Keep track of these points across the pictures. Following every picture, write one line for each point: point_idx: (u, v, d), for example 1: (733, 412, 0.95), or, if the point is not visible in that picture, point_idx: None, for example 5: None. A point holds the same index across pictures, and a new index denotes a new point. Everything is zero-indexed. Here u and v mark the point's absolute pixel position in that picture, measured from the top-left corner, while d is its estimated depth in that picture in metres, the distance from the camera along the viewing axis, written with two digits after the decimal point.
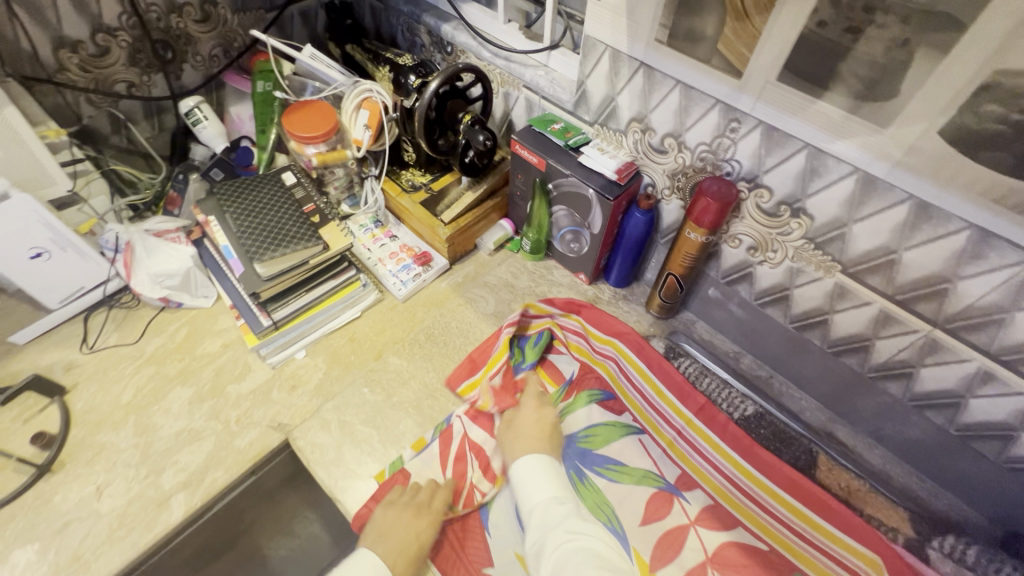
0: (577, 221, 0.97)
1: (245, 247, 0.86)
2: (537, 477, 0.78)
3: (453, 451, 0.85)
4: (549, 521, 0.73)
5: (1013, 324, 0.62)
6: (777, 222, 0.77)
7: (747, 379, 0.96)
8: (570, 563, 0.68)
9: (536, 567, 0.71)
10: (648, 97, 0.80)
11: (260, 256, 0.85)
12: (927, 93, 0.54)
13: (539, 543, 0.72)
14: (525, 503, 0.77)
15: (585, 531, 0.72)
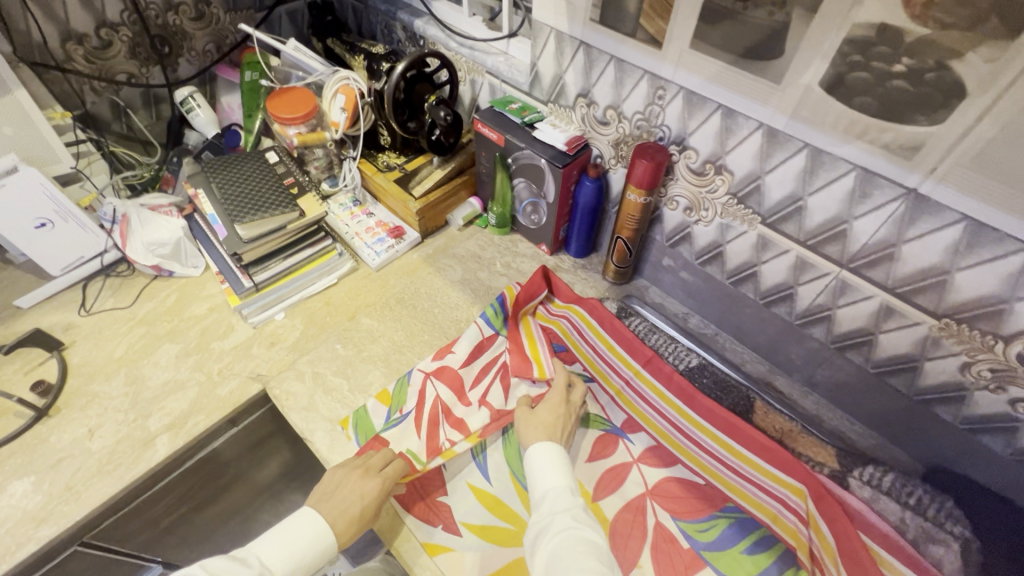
0: (535, 192, 1.05)
1: (228, 211, 0.95)
2: (551, 464, 0.79)
3: (426, 413, 0.90)
4: (556, 508, 0.73)
5: (901, 257, 0.69)
6: (704, 180, 0.85)
7: (693, 335, 1.03)
8: (569, 551, 0.67)
9: (536, 551, 0.71)
10: (589, 73, 0.89)
11: (241, 219, 0.94)
12: (806, 49, 0.63)
13: (543, 529, 0.72)
14: (536, 489, 0.77)
15: (587, 523, 0.72)
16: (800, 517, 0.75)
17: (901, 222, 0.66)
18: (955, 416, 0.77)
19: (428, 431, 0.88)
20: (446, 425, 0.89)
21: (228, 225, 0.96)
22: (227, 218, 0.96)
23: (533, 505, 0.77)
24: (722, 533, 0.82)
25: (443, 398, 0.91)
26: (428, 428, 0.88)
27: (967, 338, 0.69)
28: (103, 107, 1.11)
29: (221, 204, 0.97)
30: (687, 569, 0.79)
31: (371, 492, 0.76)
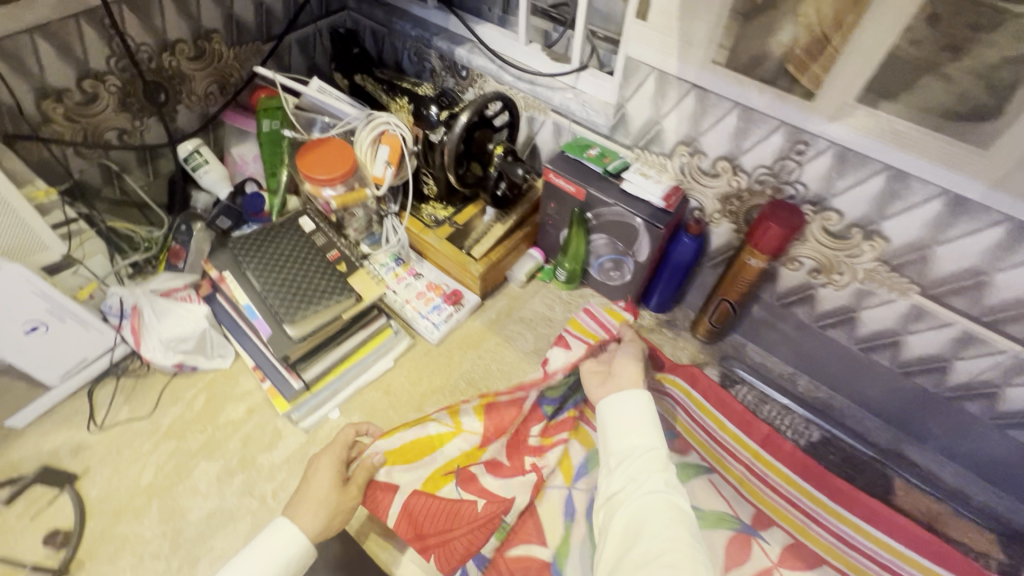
0: (620, 249, 0.91)
1: (275, 311, 0.79)
2: (636, 423, 0.68)
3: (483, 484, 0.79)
4: (635, 465, 0.64)
5: None
6: (845, 244, 0.73)
7: (806, 402, 0.91)
8: (650, 513, 0.59)
9: (610, 506, 0.63)
10: (699, 120, 0.76)
11: (295, 317, 0.78)
12: None
13: (620, 485, 0.64)
14: (616, 443, 0.68)
15: (675, 489, 0.62)
16: None
17: None
18: None
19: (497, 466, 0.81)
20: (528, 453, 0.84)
21: (274, 321, 0.80)
22: (269, 311, 0.80)
23: (611, 457, 0.68)
24: None
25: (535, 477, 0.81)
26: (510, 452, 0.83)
27: None
28: (92, 172, 0.92)
29: (262, 296, 0.80)
30: None
31: (331, 460, 0.73)
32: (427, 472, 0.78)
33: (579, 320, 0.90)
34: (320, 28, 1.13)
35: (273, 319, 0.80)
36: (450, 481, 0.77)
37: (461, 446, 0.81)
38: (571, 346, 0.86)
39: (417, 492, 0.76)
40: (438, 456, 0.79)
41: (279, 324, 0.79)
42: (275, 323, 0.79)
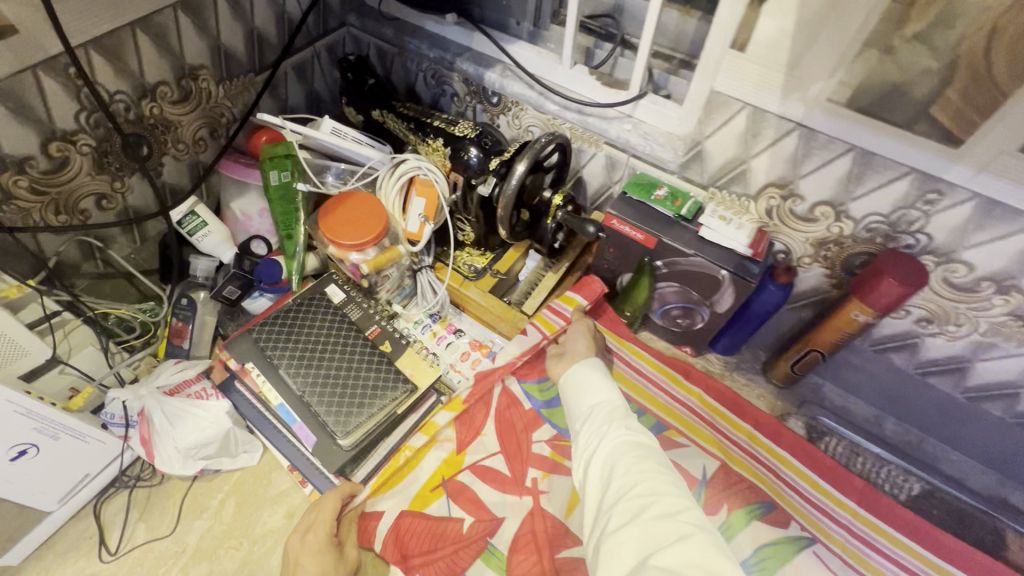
0: (693, 298, 0.82)
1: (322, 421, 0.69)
2: (597, 382, 0.68)
3: (476, 497, 0.79)
4: (603, 417, 0.62)
5: None
6: (972, 298, 0.65)
7: (898, 448, 0.85)
8: (625, 454, 0.56)
9: (581, 462, 0.60)
10: (801, 162, 0.66)
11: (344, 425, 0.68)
12: None
13: (589, 439, 0.61)
14: (581, 406, 0.67)
15: (640, 430, 0.60)
16: None
17: None
18: None
19: (496, 478, 0.81)
20: (531, 463, 0.82)
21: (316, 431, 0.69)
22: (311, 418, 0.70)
23: (576, 421, 0.66)
24: None
25: (531, 499, 0.79)
26: (509, 462, 0.82)
27: None
28: (71, 251, 0.77)
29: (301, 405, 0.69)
30: None
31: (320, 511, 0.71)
32: (415, 488, 0.79)
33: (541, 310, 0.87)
34: (317, 50, 0.97)
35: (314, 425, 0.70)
36: (440, 495, 0.78)
37: (439, 453, 0.81)
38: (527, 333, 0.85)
39: (410, 509, 0.76)
40: (420, 472, 0.80)
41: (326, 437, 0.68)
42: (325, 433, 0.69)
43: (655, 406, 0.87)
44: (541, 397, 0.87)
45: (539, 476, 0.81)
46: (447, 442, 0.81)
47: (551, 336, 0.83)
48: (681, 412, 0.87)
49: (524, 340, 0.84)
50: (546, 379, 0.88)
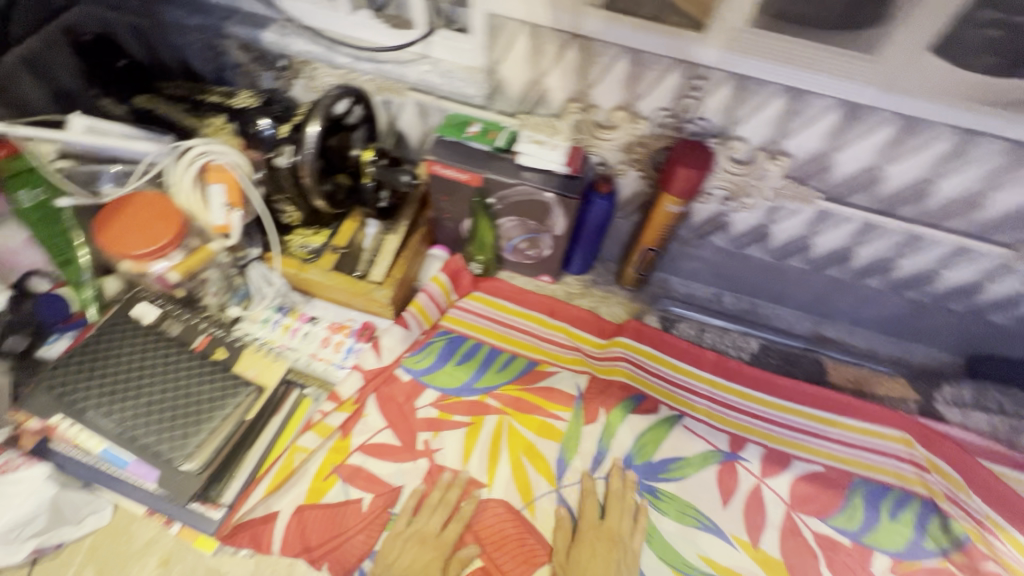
0: (533, 227, 0.83)
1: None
2: None
3: (372, 474, 0.77)
4: None
5: (988, 204, 0.66)
6: (753, 169, 0.72)
7: (736, 316, 0.96)
8: None
9: None
10: (586, 72, 0.68)
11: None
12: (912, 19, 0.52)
13: None
14: None
15: None
16: (920, 466, 0.81)
17: (996, 173, 0.62)
18: (1008, 318, 0.82)
19: (386, 451, 0.79)
20: (418, 427, 0.81)
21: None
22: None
23: None
24: (865, 513, 0.79)
25: (427, 460, 0.79)
26: (397, 431, 0.81)
27: None
28: None
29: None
30: (864, 566, 0.75)
31: (433, 520, 0.73)
32: (308, 482, 0.75)
33: (419, 299, 0.91)
34: None
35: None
36: (336, 482, 0.76)
37: (326, 447, 0.78)
38: (409, 325, 0.88)
39: (305, 504, 0.74)
40: (308, 466, 0.76)
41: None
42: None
43: (525, 348, 0.90)
44: (418, 367, 0.87)
45: (429, 437, 0.81)
46: (332, 432, 0.78)
47: (429, 332, 0.90)
48: (542, 347, 0.90)
49: (408, 335, 0.87)
50: (423, 349, 0.88)
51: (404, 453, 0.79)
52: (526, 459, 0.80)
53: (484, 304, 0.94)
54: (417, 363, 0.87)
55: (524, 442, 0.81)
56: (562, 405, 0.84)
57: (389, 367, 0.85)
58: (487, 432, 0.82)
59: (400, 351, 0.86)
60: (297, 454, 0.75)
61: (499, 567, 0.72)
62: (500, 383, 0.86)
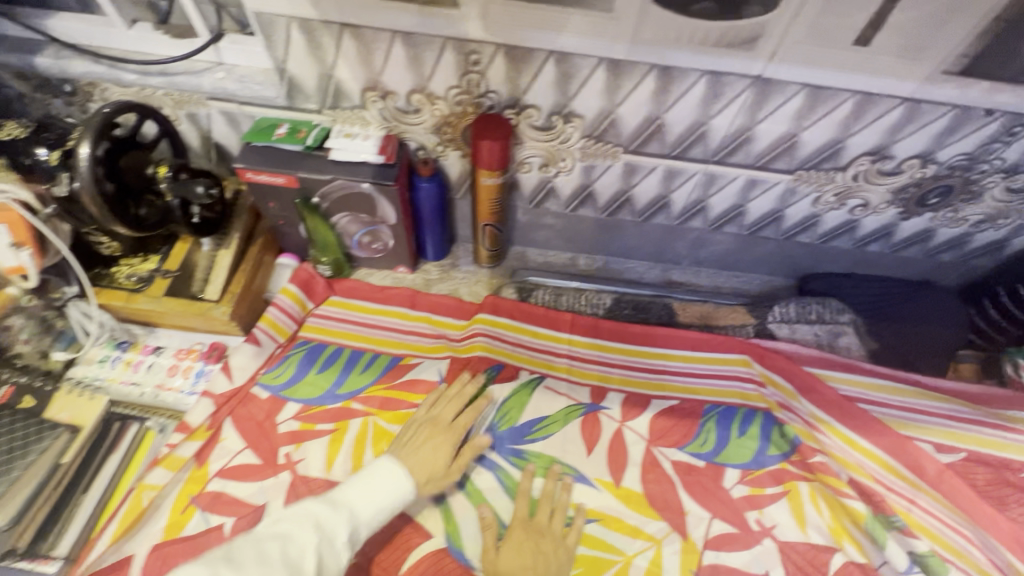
0: (367, 220, 0.84)
1: (275, 555, 0.55)
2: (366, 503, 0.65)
3: (234, 496, 0.75)
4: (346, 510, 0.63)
5: (757, 136, 0.73)
6: (553, 133, 0.76)
7: (590, 276, 1.01)
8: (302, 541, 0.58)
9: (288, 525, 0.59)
10: (370, 59, 0.68)
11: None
12: None
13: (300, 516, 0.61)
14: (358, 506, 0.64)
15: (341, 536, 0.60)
16: (758, 382, 0.88)
17: (752, 107, 0.69)
18: (813, 237, 0.91)
19: (248, 471, 0.77)
20: (280, 442, 0.80)
21: (291, 536, 0.58)
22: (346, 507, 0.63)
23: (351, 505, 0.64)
24: (717, 433, 0.85)
25: (288, 473, 0.77)
26: (258, 450, 0.79)
27: (816, 179, 0.79)
28: None
29: (356, 526, 0.63)
30: (717, 482, 0.81)
31: (446, 409, 0.79)
32: (164, 517, 0.72)
33: (268, 313, 0.89)
34: None
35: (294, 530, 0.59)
36: (194, 512, 0.73)
37: (179, 480, 0.75)
38: (260, 341, 0.86)
39: (161, 541, 0.70)
40: (162, 501, 0.73)
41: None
42: (275, 563, 0.55)
43: (381, 344, 0.91)
44: (276, 383, 0.85)
45: (291, 449, 0.80)
46: (184, 463, 0.76)
47: (286, 344, 0.89)
48: (405, 340, 0.91)
49: (260, 352, 0.86)
50: (281, 363, 0.87)
51: (266, 469, 0.77)
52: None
53: (343, 305, 0.94)
54: (275, 379, 0.85)
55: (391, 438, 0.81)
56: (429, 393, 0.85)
57: (244, 387, 0.83)
58: (352, 436, 0.81)
59: (254, 369, 0.85)
60: (145, 494, 0.73)
61: (375, 560, 0.72)
62: (365, 386, 0.86)
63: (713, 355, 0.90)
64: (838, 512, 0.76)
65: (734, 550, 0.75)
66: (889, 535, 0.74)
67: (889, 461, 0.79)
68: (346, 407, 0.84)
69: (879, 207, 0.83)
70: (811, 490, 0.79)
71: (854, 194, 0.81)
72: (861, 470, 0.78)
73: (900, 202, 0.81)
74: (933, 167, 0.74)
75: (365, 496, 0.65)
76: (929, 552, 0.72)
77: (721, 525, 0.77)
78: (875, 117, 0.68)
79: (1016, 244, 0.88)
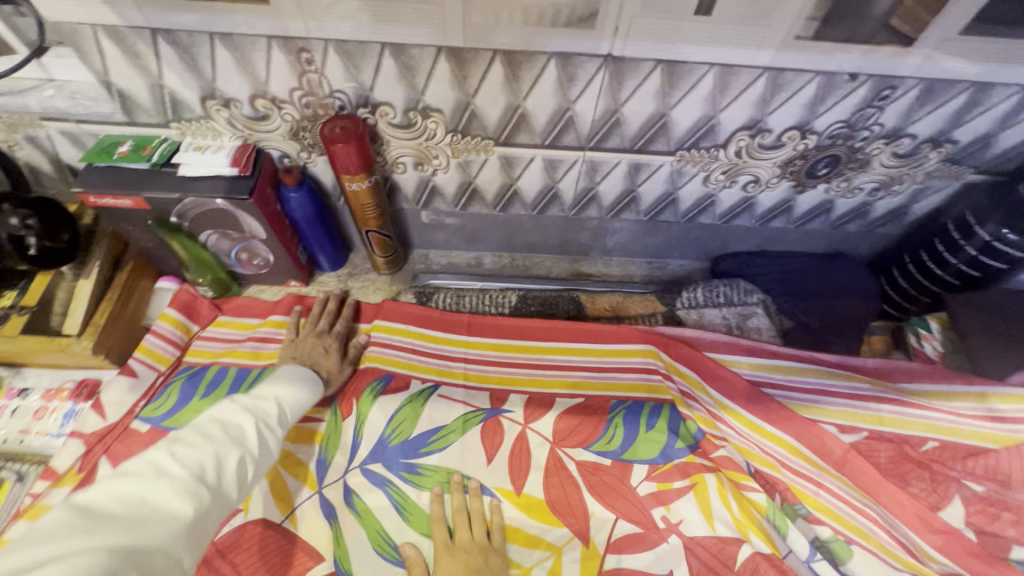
0: (238, 237, 0.79)
1: (217, 433, 0.57)
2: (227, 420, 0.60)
3: None
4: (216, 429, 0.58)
5: (626, 118, 0.69)
6: (416, 130, 0.71)
7: (496, 275, 0.98)
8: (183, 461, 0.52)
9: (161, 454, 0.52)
10: (196, 66, 0.63)
11: (153, 494, 0.49)
12: None
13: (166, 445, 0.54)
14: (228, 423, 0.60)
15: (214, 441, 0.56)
16: (665, 374, 0.86)
17: (611, 88, 0.65)
18: (714, 217, 0.88)
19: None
20: None
21: (226, 419, 0.60)
22: (268, 398, 0.66)
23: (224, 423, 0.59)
24: (625, 429, 0.81)
25: None
26: None
27: (700, 159, 0.75)
28: None
29: (279, 411, 0.66)
30: (625, 481, 0.77)
31: (318, 325, 0.85)
32: None
33: (145, 340, 0.83)
34: None
35: (228, 414, 0.61)
36: None
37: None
38: (137, 371, 0.81)
39: None
40: None
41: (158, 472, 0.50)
42: (219, 440, 0.57)
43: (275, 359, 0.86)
44: (156, 414, 0.78)
45: None
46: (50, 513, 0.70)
47: (168, 372, 0.83)
48: None
49: (137, 383, 0.81)
50: (164, 392, 0.80)
51: None
52: (282, 468, 0.75)
53: (233, 323, 0.89)
54: (156, 408, 0.79)
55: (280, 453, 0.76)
56: (317, 404, 0.80)
57: (122, 422, 0.77)
58: None
59: (131, 402, 0.79)
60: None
61: None
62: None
63: (618, 348, 0.88)
64: (745, 504, 0.74)
65: (637, 551, 0.72)
66: (792, 524, 0.72)
67: (796, 444, 0.76)
68: None
69: (771, 182, 0.79)
70: (719, 483, 0.76)
71: (744, 170, 0.77)
72: (764, 459, 0.76)
73: (790, 175, 0.78)
74: (814, 137, 0.71)
75: (284, 393, 0.68)
76: (833, 536, 0.70)
77: (626, 525, 0.74)
78: (741, 89, 0.65)
79: (917, 210, 0.85)
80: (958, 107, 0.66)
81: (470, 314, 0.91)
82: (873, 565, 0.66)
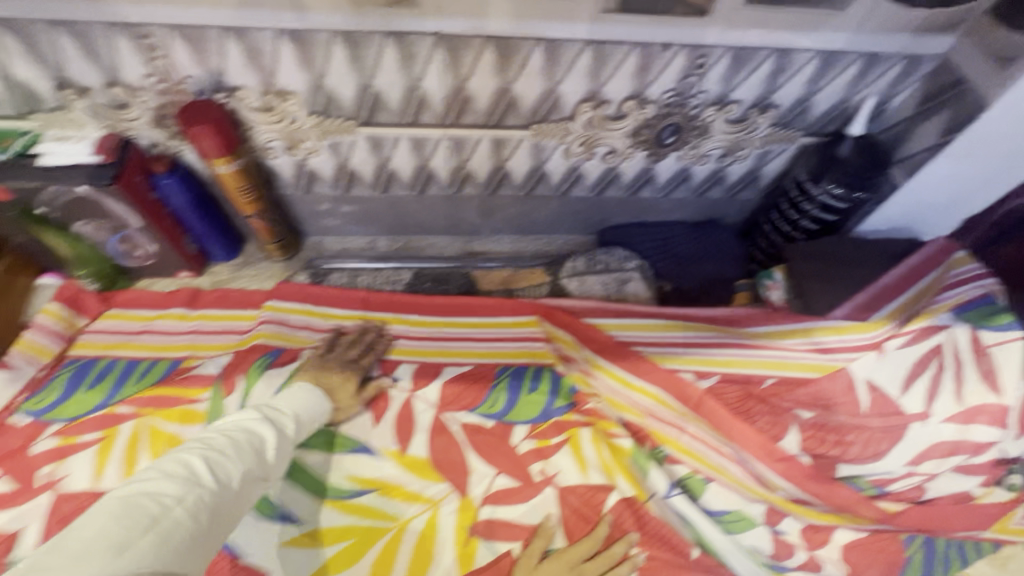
0: (112, 225, 0.80)
1: (246, 445, 0.59)
2: (301, 396, 0.72)
3: None
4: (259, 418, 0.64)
5: (474, 94, 0.73)
6: (276, 113, 0.75)
7: (392, 256, 1.02)
8: (222, 451, 0.57)
9: (216, 444, 0.58)
10: (42, 55, 0.65)
11: (233, 449, 0.58)
12: None
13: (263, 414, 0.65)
14: (289, 407, 0.69)
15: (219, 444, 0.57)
16: (545, 340, 0.90)
17: (452, 65, 0.69)
18: (586, 189, 0.93)
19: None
20: (39, 463, 0.75)
21: (251, 425, 0.62)
22: (285, 408, 0.69)
23: (276, 411, 0.67)
24: (507, 393, 0.84)
25: (49, 494, 0.72)
26: (13, 476, 0.74)
27: (554, 132, 0.80)
28: None
29: (297, 422, 0.69)
30: (506, 440, 0.81)
31: (347, 352, 0.84)
32: None
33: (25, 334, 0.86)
34: None
35: (252, 424, 0.62)
36: None
37: None
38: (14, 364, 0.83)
39: None
40: None
41: (197, 448, 0.56)
42: (243, 448, 0.59)
43: (162, 348, 0.87)
44: (40, 407, 0.80)
45: (53, 468, 0.74)
46: None
47: (52, 365, 0.84)
48: (184, 341, 0.88)
49: (16, 375, 0.82)
50: (47, 386, 0.81)
51: (24, 494, 0.72)
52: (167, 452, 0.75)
53: (122, 314, 0.90)
54: (39, 402, 0.80)
55: (166, 437, 0.76)
56: (204, 386, 0.81)
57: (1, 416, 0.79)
58: (124, 438, 0.76)
59: (13, 395, 0.81)
60: None
61: None
62: (138, 389, 0.81)
63: (502, 317, 0.92)
64: (615, 451, 0.80)
65: (512, 502, 0.76)
66: (656, 466, 0.78)
67: (660, 395, 0.81)
68: (114, 412, 0.79)
69: (626, 152, 0.85)
70: (592, 433, 0.81)
71: (600, 141, 0.83)
72: (635, 410, 0.82)
73: (642, 144, 0.84)
74: (651, 106, 0.77)
75: (301, 404, 0.71)
76: (689, 474, 0.78)
77: (504, 480, 0.78)
78: (572, 62, 0.70)
79: (767, 173, 0.93)
80: (769, 73, 0.74)
81: (364, 291, 0.94)
82: (725, 497, 0.76)
